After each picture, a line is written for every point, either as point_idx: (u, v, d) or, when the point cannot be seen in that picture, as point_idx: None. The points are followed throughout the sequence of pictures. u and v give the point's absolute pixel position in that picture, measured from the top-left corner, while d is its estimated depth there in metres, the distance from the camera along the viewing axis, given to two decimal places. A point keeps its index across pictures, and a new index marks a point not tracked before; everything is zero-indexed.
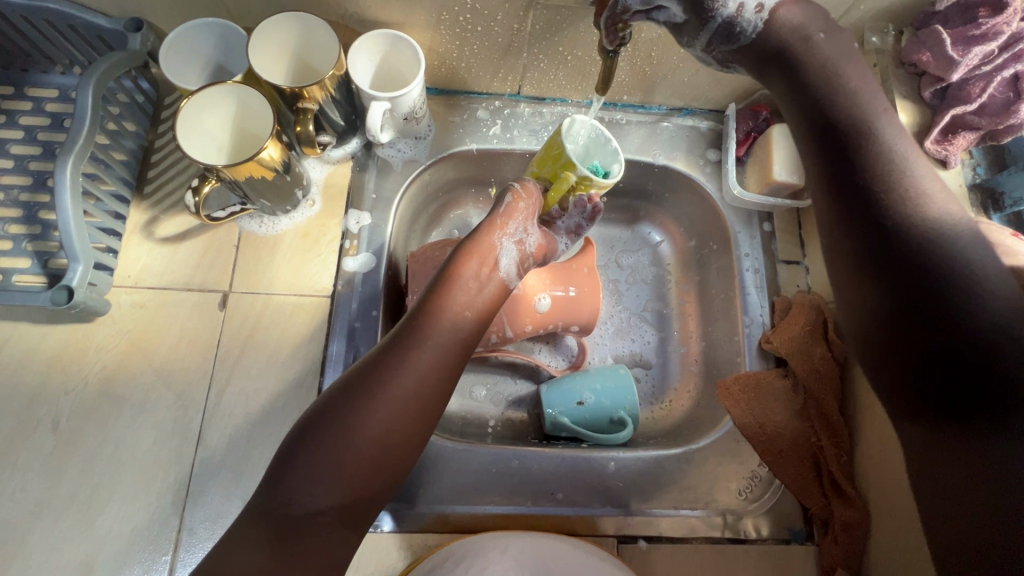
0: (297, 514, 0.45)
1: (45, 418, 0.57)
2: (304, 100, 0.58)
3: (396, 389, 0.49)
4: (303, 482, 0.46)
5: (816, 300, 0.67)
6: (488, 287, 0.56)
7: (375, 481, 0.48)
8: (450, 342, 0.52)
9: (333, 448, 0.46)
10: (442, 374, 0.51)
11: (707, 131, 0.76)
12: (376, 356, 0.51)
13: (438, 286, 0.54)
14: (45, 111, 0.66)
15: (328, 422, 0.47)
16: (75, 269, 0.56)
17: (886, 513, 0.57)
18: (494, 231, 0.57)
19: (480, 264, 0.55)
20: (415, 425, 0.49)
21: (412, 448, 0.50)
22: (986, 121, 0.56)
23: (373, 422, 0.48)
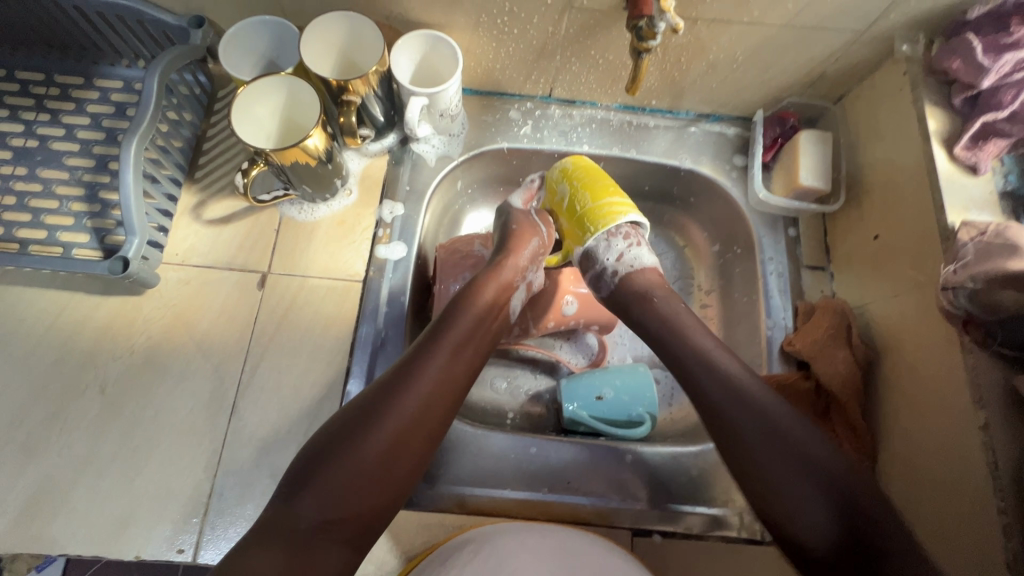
0: (304, 527, 0.46)
1: (94, 381, 0.61)
2: (349, 93, 0.62)
3: (410, 401, 0.52)
4: (313, 494, 0.47)
5: (841, 305, 0.67)
6: (500, 310, 0.63)
7: (381, 500, 0.49)
8: (460, 361, 0.56)
9: (345, 464, 0.48)
10: (449, 399, 0.54)
11: (734, 137, 0.78)
12: (386, 379, 0.53)
13: (447, 318, 0.59)
14: (111, 100, 0.72)
15: (340, 439, 0.49)
16: (132, 242, 0.60)
17: (913, 520, 0.55)
18: (512, 267, 0.65)
19: (493, 295, 0.62)
20: (420, 448, 0.52)
21: (415, 470, 0.52)
22: (1018, 127, 0.55)
23: (381, 440, 0.50)
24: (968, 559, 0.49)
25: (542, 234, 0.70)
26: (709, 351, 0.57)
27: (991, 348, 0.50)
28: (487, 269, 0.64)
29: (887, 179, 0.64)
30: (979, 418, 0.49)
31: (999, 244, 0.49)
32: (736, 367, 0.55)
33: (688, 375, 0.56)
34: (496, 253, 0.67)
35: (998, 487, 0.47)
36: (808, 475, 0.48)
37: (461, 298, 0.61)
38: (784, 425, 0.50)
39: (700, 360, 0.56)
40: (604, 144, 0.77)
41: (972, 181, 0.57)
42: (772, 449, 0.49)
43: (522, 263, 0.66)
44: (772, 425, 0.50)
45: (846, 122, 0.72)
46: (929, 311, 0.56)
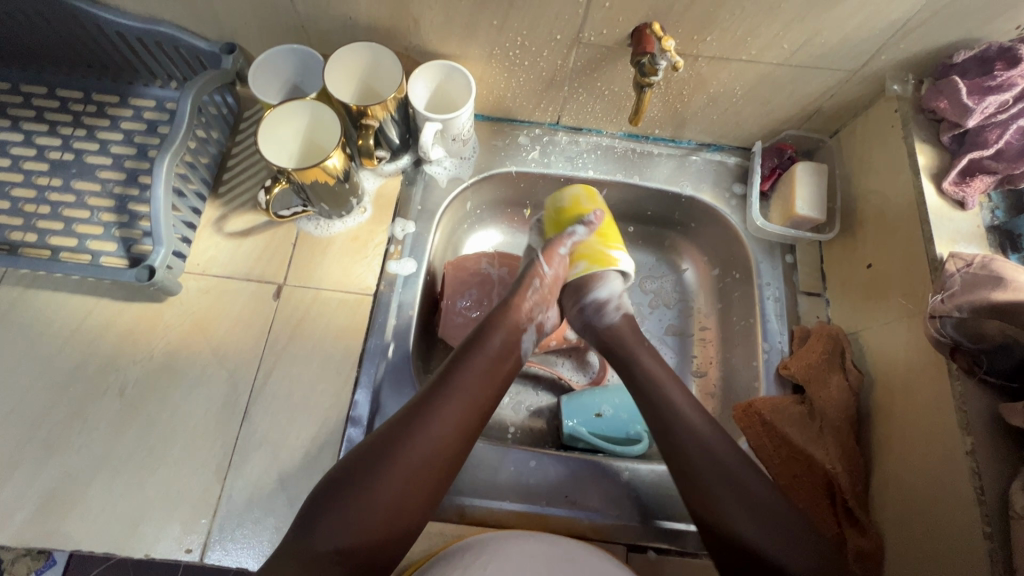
0: (319, 557, 0.48)
1: (114, 383, 0.63)
2: (367, 117, 0.65)
3: (419, 443, 0.54)
4: (326, 527, 0.49)
5: (835, 331, 0.69)
6: (509, 356, 0.64)
7: (392, 536, 0.51)
8: (469, 405, 0.58)
9: (358, 501, 0.50)
10: (460, 440, 0.57)
11: (734, 166, 0.81)
12: (400, 419, 0.56)
13: (460, 361, 0.61)
14: (143, 118, 0.76)
15: (354, 476, 0.52)
16: (158, 251, 0.63)
17: (901, 545, 0.56)
18: (520, 313, 0.67)
19: (503, 340, 0.64)
20: (431, 487, 0.54)
21: (425, 508, 0.54)
22: (1004, 165, 0.58)
23: (394, 480, 0.52)
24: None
25: (545, 277, 0.70)
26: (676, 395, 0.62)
27: (975, 376, 0.51)
28: (498, 312, 0.67)
29: (879, 211, 0.67)
30: (966, 444, 0.51)
31: (984, 276, 0.52)
32: (697, 417, 0.60)
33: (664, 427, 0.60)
34: (507, 295, 0.69)
35: (983, 512, 0.48)
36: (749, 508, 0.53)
37: (474, 341, 0.64)
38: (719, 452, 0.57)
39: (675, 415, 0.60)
40: (608, 170, 0.80)
41: (960, 215, 0.60)
42: (722, 485, 0.55)
43: (530, 305, 0.68)
44: (730, 469, 0.55)
45: (842, 154, 0.75)
46: (918, 339, 0.58)
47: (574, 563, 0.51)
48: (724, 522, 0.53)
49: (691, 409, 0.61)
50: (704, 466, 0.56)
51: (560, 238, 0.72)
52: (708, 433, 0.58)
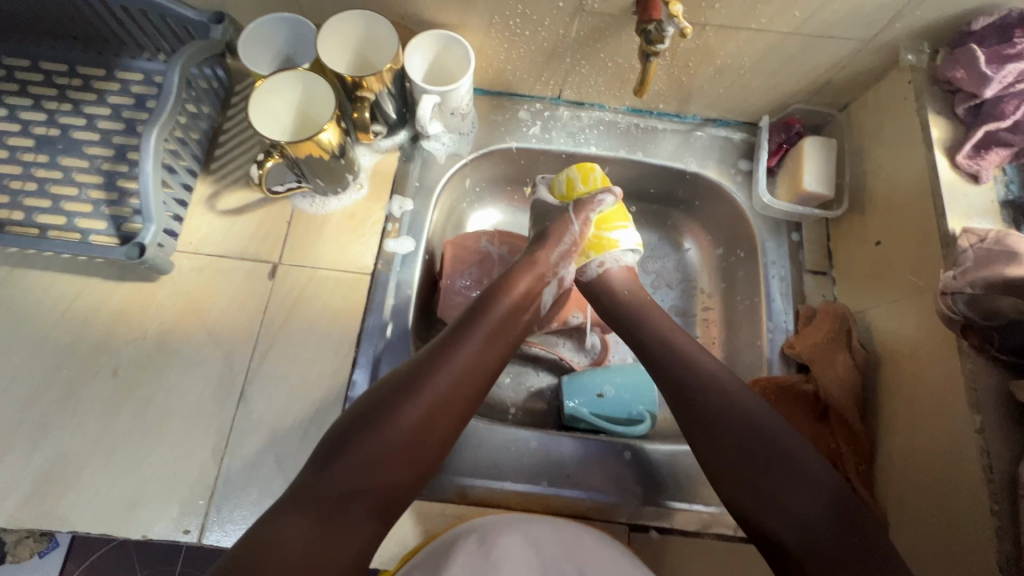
0: (335, 498, 0.48)
1: (107, 364, 0.62)
2: (363, 89, 0.64)
3: (439, 385, 0.53)
4: (345, 466, 0.49)
5: (843, 310, 0.67)
6: (529, 309, 0.64)
7: (409, 474, 0.51)
8: (486, 350, 0.58)
9: (378, 437, 0.50)
10: (481, 383, 0.56)
11: (740, 142, 0.79)
12: (422, 358, 0.55)
13: (481, 308, 0.61)
14: (131, 92, 0.73)
15: (377, 414, 0.51)
16: (149, 229, 0.61)
17: (904, 523, 0.56)
18: (542, 264, 0.67)
19: (524, 289, 0.64)
20: (451, 428, 0.54)
21: (443, 449, 0.54)
22: (1020, 138, 0.56)
23: (415, 419, 0.52)
24: (956, 561, 0.50)
25: (573, 233, 0.70)
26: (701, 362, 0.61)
27: (987, 353, 0.50)
28: (519, 263, 0.66)
29: (890, 187, 0.65)
30: (975, 421, 0.50)
31: (999, 251, 0.50)
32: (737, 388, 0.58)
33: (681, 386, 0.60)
34: (529, 249, 0.69)
35: (991, 488, 0.47)
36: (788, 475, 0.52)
37: (495, 288, 0.63)
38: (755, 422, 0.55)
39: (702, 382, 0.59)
40: (611, 146, 0.78)
41: (974, 189, 0.58)
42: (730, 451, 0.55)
43: (553, 259, 0.68)
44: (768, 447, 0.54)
45: (852, 129, 0.73)
46: (928, 317, 0.57)
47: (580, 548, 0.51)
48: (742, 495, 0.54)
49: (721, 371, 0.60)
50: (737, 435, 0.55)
51: (588, 201, 0.70)
52: (749, 402, 0.57)
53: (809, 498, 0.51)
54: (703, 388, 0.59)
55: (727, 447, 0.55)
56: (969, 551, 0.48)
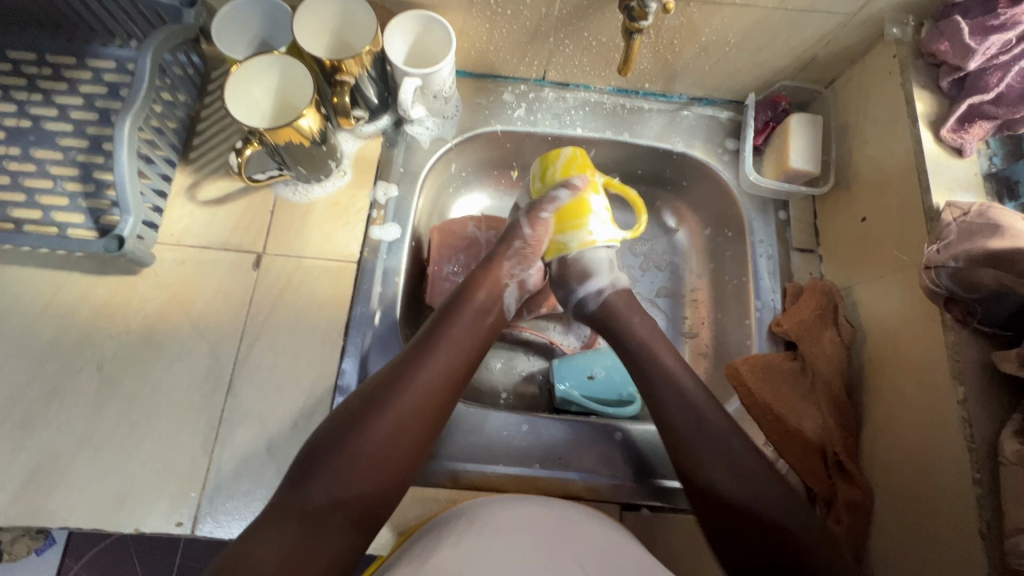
0: (312, 507, 0.48)
1: (91, 359, 0.61)
2: (342, 73, 0.62)
3: (405, 395, 0.53)
4: (318, 480, 0.49)
5: (829, 287, 0.68)
6: (493, 313, 0.63)
7: (381, 486, 0.51)
8: (453, 356, 0.57)
9: (345, 453, 0.50)
10: (445, 390, 0.55)
11: (727, 121, 0.78)
12: (386, 371, 0.55)
13: (445, 315, 0.60)
14: (103, 80, 0.71)
15: (343, 431, 0.51)
16: (127, 220, 0.60)
17: (892, 495, 0.57)
18: (500, 268, 0.66)
19: (488, 295, 0.63)
20: (418, 439, 0.53)
21: (412, 460, 0.53)
22: (1004, 110, 0.56)
23: (380, 431, 0.51)
24: (945, 537, 0.50)
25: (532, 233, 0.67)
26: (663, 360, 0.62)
27: (969, 326, 0.51)
28: (482, 269, 0.66)
29: (875, 163, 0.65)
30: (958, 393, 0.50)
31: (981, 224, 0.51)
32: (690, 381, 0.60)
33: (652, 390, 0.60)
34: (494, 249, 0.68)
35: (974, 459, 0.48)
36: (736, 469, 0.54)
37: (459, 296, 0.63)
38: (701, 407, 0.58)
39: (674, 387, 0.59)
40: (597, 127, 0.77)
41: (958, 162, 0.58)
42: (713, 450, 0.55)
43: (512, 262, 0.66)
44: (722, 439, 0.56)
45: (837, 105, 0.72)
46: (913, 291, 0.57)
47: (573, 525, 0.51)
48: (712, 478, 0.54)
49: (685, 375, 0.60)
50: (699, 432, 0.56)
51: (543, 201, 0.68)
52: (710, 410, 0.58)
53: (767, 491, 0.53)
54: (673, 392, 0.59)
55: (685, 449, 0.56)
56: (955, 523, 0.49)
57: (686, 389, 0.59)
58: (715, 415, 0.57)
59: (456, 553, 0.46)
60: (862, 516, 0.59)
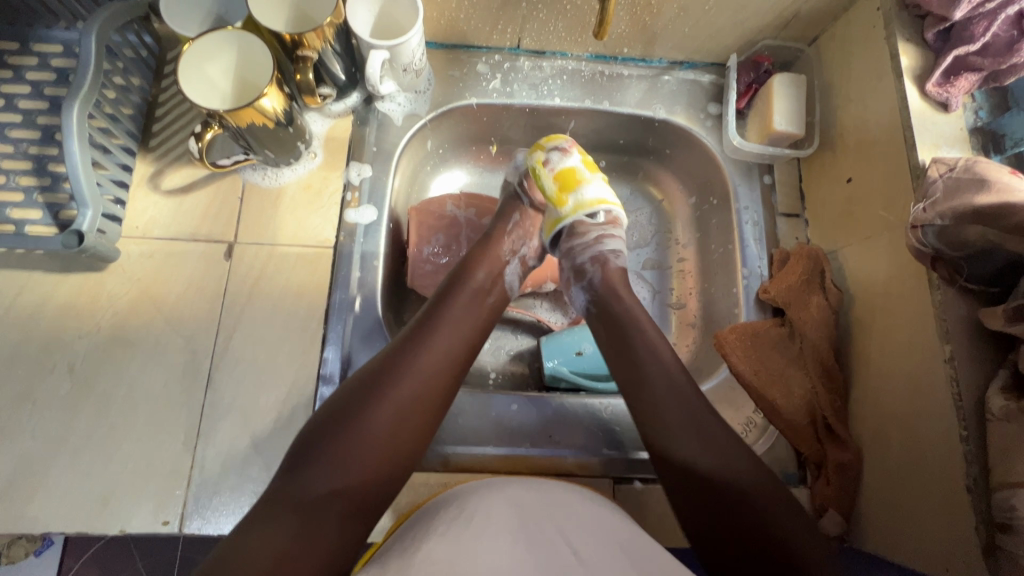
0: (312, 498, 0.45)
1: (62, 360, 0.59)
2: (303, 48, 0.59)
3: (408, 379, 0.51)
4: (318, 468, 0.46)
5: (815, 251, 0.67)
6: (494, 288, 0.62)
7: (384, 472, 0.49)
8: (457, 338, 0.56)
9: (346, 439, 0.48)
10: (450, 375, 0.54)
11: (709, 85, 0.76)
12: (386, 354, 0.53)
13: (442, 298, 0.58)
14: (51, 66, 0.67)
15: (343, 416, 0.49)
16: (85, 214, 0.57)
17: (880, 455, 0.57)
18: (499, 241, 0.66)
19: (487, 274, 0.62)
20: (423, 425, 0.52)
21: (416, 447, 0.51)
22: (989, 61, 0.54)
23: (382, 415, 0.49)
24: (936, 496, 0.50)
25: (527, 208, 0.70)
26: (656, 347, 0.57)
27: (957, 284, 0.51)
28: (477, 248, 0.65)
29: (859, 124, 0.64)
30: (945, 351, 0.50)
31: (968, 178, 0.49)
32: (669, 357, 0.57)
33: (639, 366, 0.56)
34: (489, 229, 0.68)
35: (961, 416, 0.48)
36: (713, 454, 0.50)
37: (457, 277, 0.61)
38: (671, 375, 0.55)
39: (665, 374, 0.55)
40: (576, 96, 0.75)
41: (943, 118, 0.57)
42: (694, 432, 0.51)
43: (511, 237, 0.67)
44: (687, 405, 0.53)
45: (821, 64, 0.70)
46: (899, 252, 0.57)
47: (564, 513, 0.50)
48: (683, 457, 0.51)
49: (671, 358, 0.57)
50: (680, 418, 0.52)
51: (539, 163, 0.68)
52: (686, 384, 0.55)
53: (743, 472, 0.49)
54: (660, 375, 0.55)
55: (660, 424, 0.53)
56: (944, 477, 0.49)
57: (662, 354, 0.57)
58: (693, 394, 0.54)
59: (443, 543, 0.45)
60: (851, 477, 0.59)
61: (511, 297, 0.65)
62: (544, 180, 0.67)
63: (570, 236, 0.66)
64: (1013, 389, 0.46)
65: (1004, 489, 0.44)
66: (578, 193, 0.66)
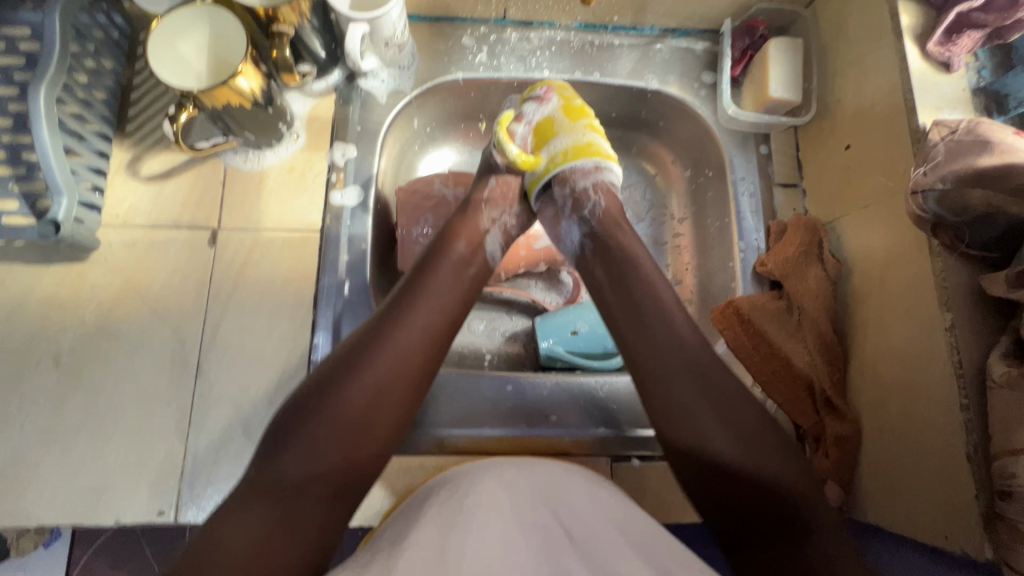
0: (289, 484, 0.45)
1: (47, 354, 0.58)
2: (279, 23, 0.57)
3: (382, 360, 0.50)
4: (293, 453, 0.46)
5: (812, 222, 0.66)
6: (476, 261, 0.59)
7: (362, 455, 0.48)
8: (433, 315, 0.53)
9: (320, 423, 0.47)
10: (428, 352, 0.52)
11: (703, 52, 0.74)
12: (361, 332, 0.52)
13: (419, 273, 0.55)
14: (20, 50, 0.64)
15: (315, 399, 0.48)
16: (60, 202, 0.55)
17: (880, 425, 0.56)
18: (479, 214, 0.61)
19: (468, 245, 0.59)
20: (401, 406, 0.50)
21: (395, 429, 0.50)
22: (992, 17, 0.52)
23: (357, 397, 0.48)
24: (936, 465, 0.50)
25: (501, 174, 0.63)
26: (670, 319, 0.54)
27: (958, 251, 0.49)
28: (456, 217, 0.61)
29: (858, 88, 0.61)
30: (945, 319, 0.49)
31: (970, 141, 0.48)
32: (681, 321, 0.54)
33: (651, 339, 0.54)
34: (467, 197, 0.63)
35: (961, 382, 0.47)
36: (745, 443, 0.49)
37: (435, 248, 0.58)
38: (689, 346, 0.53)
39: (673, 344, 0.53)
40: (565, 68, 0.72)
41: (944, 79, 0.54)
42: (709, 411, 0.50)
43: (492, 207, 0.63)
44: (708, 380, 0.51)
45: (818, 27, 0.68)
46: (899, 219, 0.55)
47: (563, 496, 0.49)
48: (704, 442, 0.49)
49: (681, 322, 0.54)
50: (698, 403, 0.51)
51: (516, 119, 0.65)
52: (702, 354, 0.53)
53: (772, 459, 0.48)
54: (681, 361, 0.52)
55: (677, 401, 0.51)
56: (943, 444, 0.49)
57: (675, 324, 0.54)
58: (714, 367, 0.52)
59: (439, 526, 0.45)
60: (850, 449, 0.58)
61: (494, 267, 0.62)
62: (508, 145, 0.61)
63: (554, 187, 0.62)
64: (1014, 355, 0.45)
65: (1004, 456, 0.43)
66: (556, 143, 0.63)
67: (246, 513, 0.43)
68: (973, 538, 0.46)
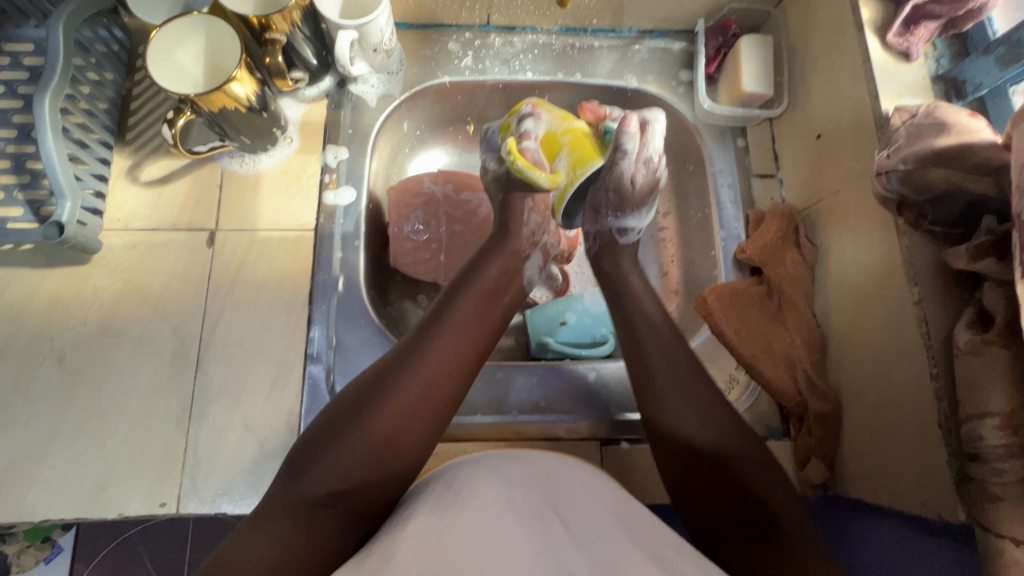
0: (310, 500, 0.44)
1: (51, 353, 0.60)
2: (271, 31, 0.59)
3: (413, 383, 0.50)
4: (318, 471, 0.45)
5: (789, 208, 0.68)
6: (504, 287, 0.59)
7: (383, 478, 0.47)
8: (463, 341, 0.53)
9: (345, 445, 0.46)
10: (457, 378, 0.52)
11: (680, 52, 0.77)
12: (394, 353, 0.52)
13: (451, 296, 0.57)
14: (23, 64, 0.67)
15: (344, 420, 0.48)
16: (64, 205, 0.58)
17: (859, 404, 0.58)
18: (514, 237, 0.63)
19: (497, 271, 0.60)
20: (427, 429, 0.50)
21: (419, 453, 0.50)
22: (947, 8, 0.55)
23: (385, 419, 0.48)
24: (913, 440, 0.51)
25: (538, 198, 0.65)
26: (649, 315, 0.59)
27: (921, 228, 0.52)
28: (489, 243, 0.63)
29: (826, 80, 0.64)
30: (913, 294, 0.51)
31: (928, 124, 0.50)
32: (660, 319, 0.58)
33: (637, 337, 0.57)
34: (500, 223, 0.64)
35: (930, 354, 0.49)
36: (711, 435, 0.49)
37: (468, 273, 0.59)
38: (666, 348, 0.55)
39: (661, 345, 0.55)
40: (547, 70, 0.75)
41: (905, 68, 0.57)
42: (696, 413, 0.51)
43: (527, 230, 0.64)
44: (686, 380, 0.53)
45: (787, 25, 0.71)
46: (868, 202, 0.58)
47: (553, 479, 0.50)
48: (687, 439, 0.50)
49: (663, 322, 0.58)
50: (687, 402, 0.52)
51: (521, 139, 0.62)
52: (673, 342, 0.56)
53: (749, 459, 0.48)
54: (666, 363, 0.54)
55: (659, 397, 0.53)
56: (918, 418, 0.51)
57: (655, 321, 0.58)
58: (683, 356, 0.55)
59: (433, 512, 0.45)
60: (831, 426, 0.60)
61: (525, 293, 0.63)
62: (537, 177, 0.60)
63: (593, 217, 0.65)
64: (978, 324, 0.47)
65: (972, 420, 0.45)
66: (562, 158, 0.61)
67: (264, 534, 0.42)
68: (947, 503, 0.48)
